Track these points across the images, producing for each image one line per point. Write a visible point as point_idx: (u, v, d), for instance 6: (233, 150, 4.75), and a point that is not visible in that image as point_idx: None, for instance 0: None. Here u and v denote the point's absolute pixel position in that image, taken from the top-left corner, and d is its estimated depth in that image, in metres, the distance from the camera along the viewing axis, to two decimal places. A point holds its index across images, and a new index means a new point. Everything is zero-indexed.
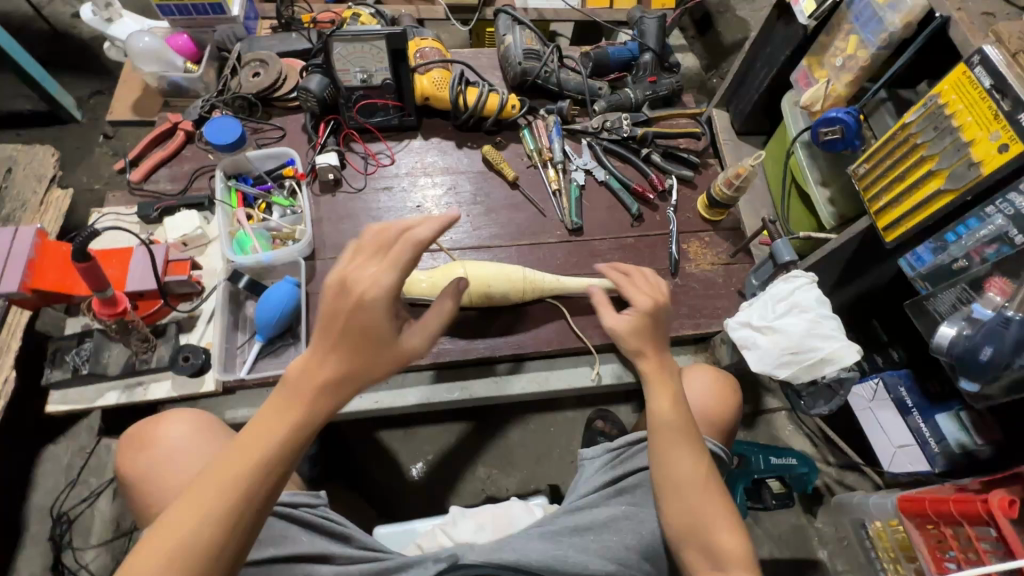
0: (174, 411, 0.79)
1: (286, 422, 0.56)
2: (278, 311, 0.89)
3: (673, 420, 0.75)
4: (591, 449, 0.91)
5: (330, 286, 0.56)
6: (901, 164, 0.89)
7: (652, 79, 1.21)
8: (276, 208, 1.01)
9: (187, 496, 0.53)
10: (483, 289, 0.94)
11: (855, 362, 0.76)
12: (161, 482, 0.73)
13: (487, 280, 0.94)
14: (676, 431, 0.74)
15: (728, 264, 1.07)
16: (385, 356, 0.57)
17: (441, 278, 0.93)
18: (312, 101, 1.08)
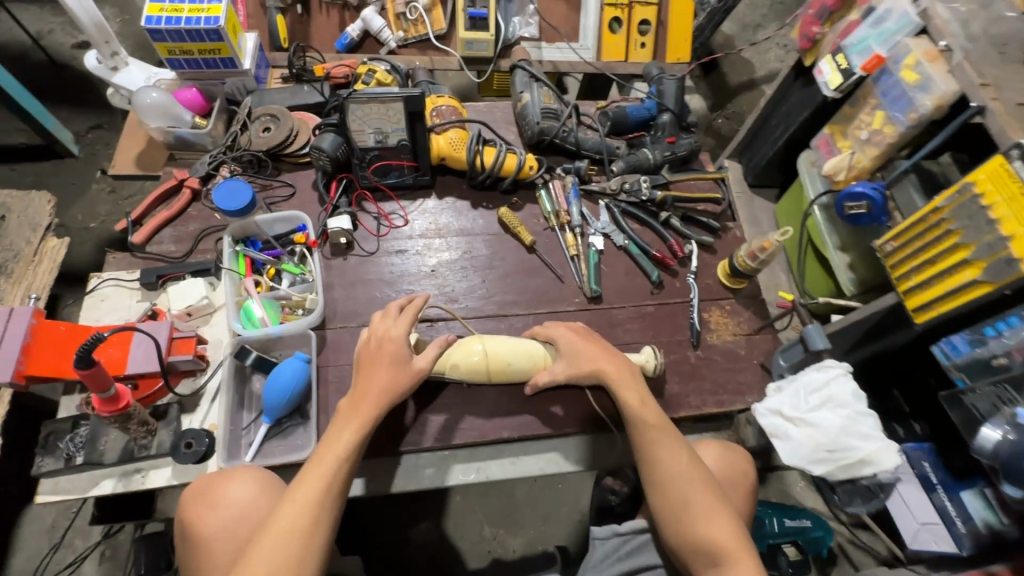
0: (238, 469, 0.78)
1: (352, 426, 0.77)
2: (286, 392, 0.84)
3: (651, 419, 0.83)
4: (601, 529, 0.90)
5: (371, 340, 0.84)
6: (933, 249, 0.87)
7: (670, 140, 1.19)
8: (287, 275, 0.98)
9: (301, 481, 0.72)
10: (504, 366, 0.90)
11: (894, 464, 0.74)
12: (228, 538, 0.74)
13: (506, 356, 0.90)
14: (656, 428, 0.82)
15: (750, 335, 1.05)
16: (404, 372, 0.82)
17: (458, 356, 0.90)
18: (325, 161, 1.04)
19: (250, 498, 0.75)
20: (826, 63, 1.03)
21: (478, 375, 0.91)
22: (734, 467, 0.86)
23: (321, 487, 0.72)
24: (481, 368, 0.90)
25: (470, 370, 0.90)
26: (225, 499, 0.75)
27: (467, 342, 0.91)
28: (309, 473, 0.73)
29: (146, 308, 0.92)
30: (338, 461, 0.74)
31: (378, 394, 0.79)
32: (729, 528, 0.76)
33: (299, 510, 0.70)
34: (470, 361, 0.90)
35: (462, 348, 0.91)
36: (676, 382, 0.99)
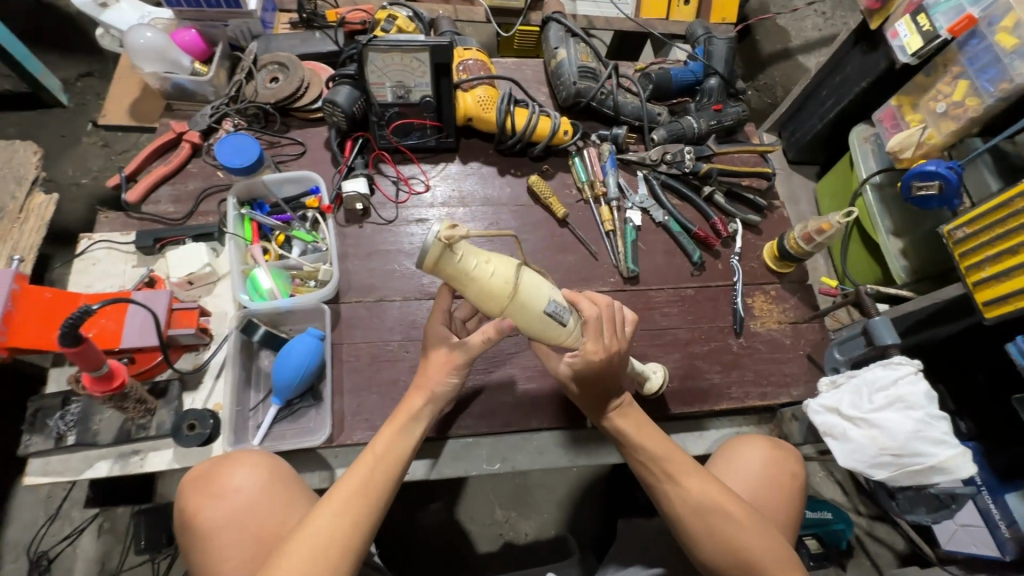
0: (240, 452, 0.70)
1: (394, 428, 0.68)
2: (298, 371, 0.77)
3: (657, 450, 0.70)
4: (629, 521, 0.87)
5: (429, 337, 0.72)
6: (1016, 236, 0.79)
7: (717, 107, 1.09)
8: (297, 243, 0.88)
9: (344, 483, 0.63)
10: (518, 328, 0.64)
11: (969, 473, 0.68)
12: (237, 530, 0.65)
13: (522, 321, 0.62)
14: (666, 455, 0.70)
15: (796, 323, 0.97)
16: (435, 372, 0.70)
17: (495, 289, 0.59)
18: (339, 116, 0.94)
19: (254, 489, 0.67)
20: (903, 25, 0.94)
21: (485, 307, 0.61)
22: (783, 468, 0.79)
23: (360, 484, 0.63)
24: (497, 308, 0.61)
25: (489, 300, 0.60)
26: (229, 488, 0.67)
27: (505, 284, 0.59)
28: (349, 475, 0.64)
29: (142, 275, 0.83)
30: (376, 461, 0.65)
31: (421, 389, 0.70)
32: (780, 557, 0.65)
33: (336, 507, 0.61)
34: (491, 296, 0.59)
35: (497, 286, 0.59)
36: (717, 371, 0.92)
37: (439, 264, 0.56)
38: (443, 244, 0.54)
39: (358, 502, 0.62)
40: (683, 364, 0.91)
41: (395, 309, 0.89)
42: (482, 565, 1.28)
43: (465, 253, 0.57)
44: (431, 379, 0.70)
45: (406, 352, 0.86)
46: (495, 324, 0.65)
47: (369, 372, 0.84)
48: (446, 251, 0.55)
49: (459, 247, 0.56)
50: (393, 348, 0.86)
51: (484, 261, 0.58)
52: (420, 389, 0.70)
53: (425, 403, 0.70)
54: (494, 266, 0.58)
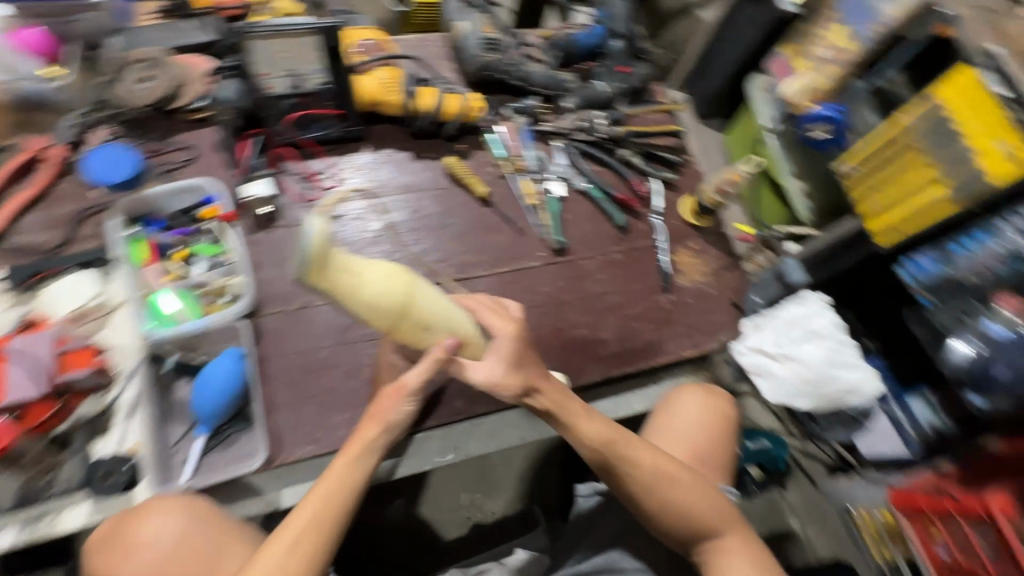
0: (157, 500, 0.65)
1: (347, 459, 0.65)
2: (220, 395, 0.73)
3: (605, 434, 0.70)
4: (584, 487, 0.92)
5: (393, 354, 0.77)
6: (898, 168, 0.85)
7: (623, 70, 1.09)
8: (201, 258, 0.81)
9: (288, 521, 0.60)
10: (409, 334, 0.65)
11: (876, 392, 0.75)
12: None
13: (418, 325, 0.63)
14: (610, 436, 0.70)
15: (718, 273, 1.02)
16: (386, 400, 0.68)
17: (386, 298, 0.58)
18: (232, 113, 0.87)
19: (173, 537, 0.63)
20: None
21: (376, 318, 0.60)
22: (716, 412, 0.84)
23: (303, 522, 0.59)
24: (390, 317, 0.61)
25: (375, 308, 0.59)
26: (144, 541, 0.62)
27: (393, 293, 0.59)
28: (294, 517, 0.60)
29: (19, 318, 0.73)
30: (327, 497, 0.62)
31: (378, 419, 0.68)
32: (727, 514, 0.70)
33: (278, 553, 0.57)
34: (382, 304, 0.59)
35: (382, 296, 0.58)
36: (652, 330, 0.95)
37: (318, 273, 0.54)
38: (322, 257, 0.52)
39: (302, 544, 0.58)
40: (618, 327, 0.94)
41: (322, 315, 0.85)
42: (454, 550, 1.29)
43: (348, 263, 0.56)
44: (384, 407, 0.68)
45: (341, 357, 0.82)
46: (443, 347, 0.65)
47: (303, 385, 0.80)
48: (325, 259, 0.53)
49: (339, 259, 0.55)
50: (326, 355, 0.82)
51: (366, 270, 0.57)
52: (373, 424, 0.67)
53: (377, 435, 0.67)
54: (381, 274, 0.58)
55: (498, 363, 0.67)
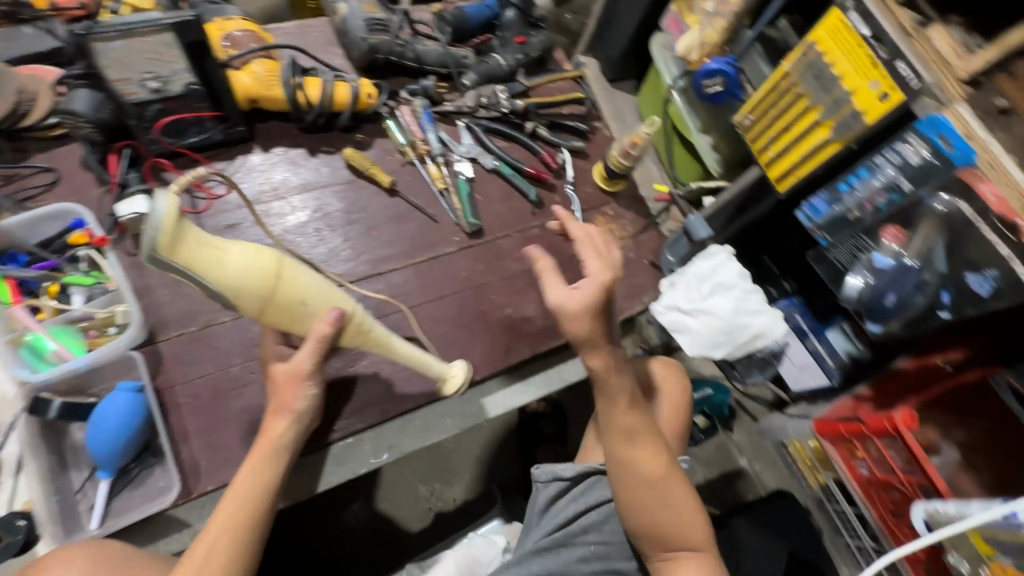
0: (59, 552, 0.59)
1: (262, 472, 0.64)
2: (117, 434, 0.67)
3: (628, 422, 0.70)
4: (541, 473, 0.82)
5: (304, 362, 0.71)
6: (787, 115, 0.87)
7: (520, 40, 1.07)
8: (76, 290, 0.74)
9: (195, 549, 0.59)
10: (286, 318, 0.63)
11: (780, 334, 0.80)
12: None
13: (297, 307, 0.62)
14: (623, 418, 0.70)
15: (636, 236, 1.03)
16: (290, 388, 0.67)
17: (254, 275, 0.57)
18: (87, 126, 0.79)
19: None
20: None
21: (247, 298, 0.58)
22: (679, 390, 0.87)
23: (205, 550, 0.59)
24: (264, 296, 0.59)
25: (241, 284, 0.57)
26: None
27: (261, 269, 0.58)
28: (196, 547, 0.59)
29: None
30: (237, 509, 0.62)
31: (285, 413, 0.67)
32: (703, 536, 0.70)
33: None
34: (252, 281, 0.57)
35: (249, 273, 0.57)
36: None
37: (171, 248, 0.52)
38: (174, 224, 0.51)
39: (207, 567, 0.58)
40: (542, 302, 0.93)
41: (227, 332, 0.80)
42: (418, 543, 1.29)
43: (206, 239, 0.55)
44: (288, 395, 0.67)
45: (253, 374, 0.78)
46: (325, 321, 0.64)
47: (215, 408, 0.75)
48: (179, 230, 0.52)
49: (193, 233, 0.54)
50: (236, 373, 0.78)
51: (228, 246, 0.56)
52: (280, 415, 0.67)
53: (287, 431, 0.67)
54: (246, 249, 0.57)
55: (581, 291, 0.66)
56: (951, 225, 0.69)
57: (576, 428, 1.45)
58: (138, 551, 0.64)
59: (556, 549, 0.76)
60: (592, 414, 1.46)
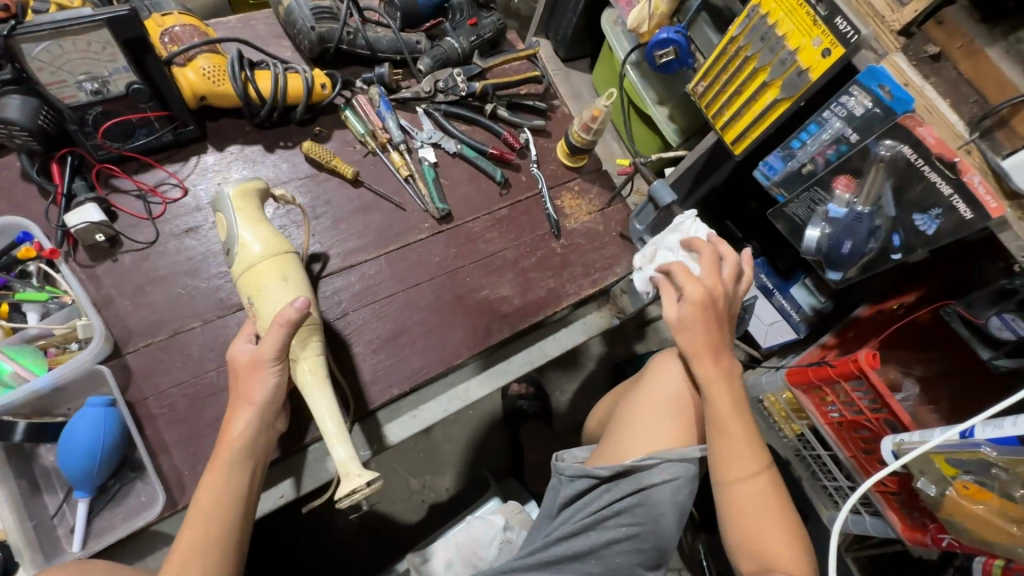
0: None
1: (223, 476, 0.61)
2: (92, 451, 0.65)
3: (731, 424, 0.68)
4: (568, 468, 0.80)
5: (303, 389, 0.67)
6: (738, 79, 0.90)
7: (472, 22, 1.06)
8: (30, 306, 0.71)
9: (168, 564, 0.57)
10: (252, 291, 0.71)
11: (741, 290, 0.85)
12: None
13: (266, 280, 0.70)
14: (723, 417, 0.68)
15: (603, 209, 1.05)
16: (258, 383, 0.65)
17: (267, 241, 0.72)
18: (25, 136, 0.74)
19: None
20: None
21: (246, 249, 0.71)
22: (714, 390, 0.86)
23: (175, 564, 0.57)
24: (257, 255, 0.71)
25: (258, 238, 0.72)
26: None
27: (272, 242, 0.73)
28: (179, 542, 0.58)
29: None
30: (206, 516, 0.60)
31: (246, 407, 0.64)
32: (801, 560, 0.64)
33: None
34: (261, 240, 0.72)
35: (262, 240, 0.72)
36: (550, 277, 0.96)
37: (238, 199, 0.73)
38: (251, 188, 0.74)
39: (189, 566, 0.57)
40: (517, 281, 0.94)
41: (199, 337, 0.77)
42: (415, 535, 1.29)
43: (258, 217, 0.74)
44: (249, 385, 0.64)
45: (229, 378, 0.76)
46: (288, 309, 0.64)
47: (192, 417, 0.73)
48: (245, 195, 0.73)
49: (251, 206, 0.74)
50: (212, 378, 0.76)
51: (266, 225, 0.74)
52: (240, 407, 0.64)
53: (246, 426, 0.63)
54: (276, 233, 0.74)
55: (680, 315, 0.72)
56: (896, 170, 0.74)
57: (560, 407, 1.47)
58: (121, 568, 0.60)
59: (583, 533, 0.76)
60: (575, 392, 1.49)
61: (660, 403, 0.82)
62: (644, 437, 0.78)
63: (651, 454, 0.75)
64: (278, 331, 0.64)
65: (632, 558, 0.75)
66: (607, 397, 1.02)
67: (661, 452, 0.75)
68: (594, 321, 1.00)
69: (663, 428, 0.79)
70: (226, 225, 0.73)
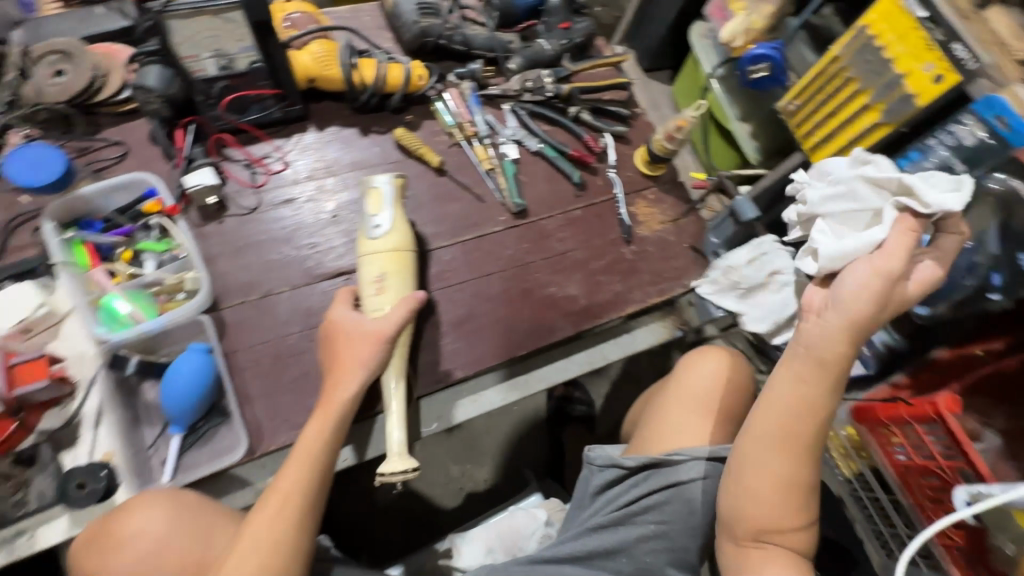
0: (136, 500, 0.63)
1: (330, 421, 0.68)
2: (189, 392, 0.70)
3: (801, 408, 0.59)
4: (598, 457, 0.83)
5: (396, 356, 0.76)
6: (835, 99, 0.88)
7: (564, 25, 1.08)
8: (149, 256, 0.78)
9: (275, 487, 0.64)
10: (386, 268, 0.77)
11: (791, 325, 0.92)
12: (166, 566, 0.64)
13: (396, 267, 0.77)
14: (799, 399, 0.59)
15: (676, 220, 1.04)
16: (360, 344, 0.72)
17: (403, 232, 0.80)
18: (157, 102, 0.83)
19: (154, 530, 0.62)
20: None
21: (388, 238, 0.78)
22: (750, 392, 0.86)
23: (287, 491, 0.64)
24: (397, 245, 0.78)
25: (404, 230, 0.80)
26: (129, 537, 0.62)
27: (405, 236, 0.80)
28: (280, 478, 0.65)
29: None
30: (309, 456, 0.66)
31: (351, 373, 0.70)
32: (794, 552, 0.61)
33: (268, 511, 0.63)
34: (404, 234, 0.80)
35: (401, 230, 0.79)
36: (618, 281, 0.97)
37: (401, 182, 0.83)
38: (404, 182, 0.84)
39: (292, 497, 0.64)
40: (584, 282, 0.95)
41: (286, 301, 0.83)
42: (450, 521, 1.32)
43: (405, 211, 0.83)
44: (359, 351, 0.71)
45: (310, 342, 0.81)
46: (415, 296, 0.76)
47: (275, 374, 0.78)
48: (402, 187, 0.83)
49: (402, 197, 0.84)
50: (295, 340, 0.81)
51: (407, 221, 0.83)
52: (338, 365, 0.71)
53: (352, 391, 0.70)
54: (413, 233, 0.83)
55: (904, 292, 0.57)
56: (1004, 206, 0.70)
57: (604, 415, 1.46)
58: (205, 497, 0.66)
59: (613, 527, 0.78)
60: (619, 402, 1.48)
61: (685, 402, 0.83)
62: (668, 432, 0.81)
63: (680, 451, 0.77)
64: (404, 307, 0.75)
65: (662, 557, 0.78)
66: (634, 406, 1.03)
67: (688, 450, 0.77)
68: (656, 329, 1.00)
69: (690, 426, 0.81)
70: (381, 204, 0.80)
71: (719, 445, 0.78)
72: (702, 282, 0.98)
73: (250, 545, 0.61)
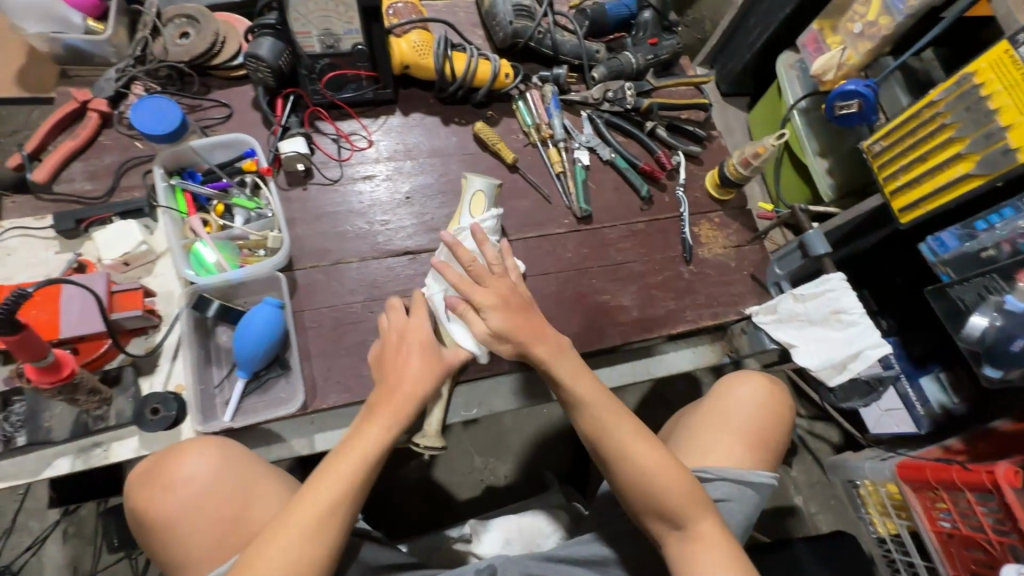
0: (195, 441, 0.68)
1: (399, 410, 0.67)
2: (261, 343, 0.75)
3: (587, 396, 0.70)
4: None
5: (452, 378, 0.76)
6: (926, 145, 0.85)
7: (653, 41, 1.10)
8: (240, 211, 0.84)
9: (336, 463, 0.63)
10: None
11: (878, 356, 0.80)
12: (203, 517, 0.65)
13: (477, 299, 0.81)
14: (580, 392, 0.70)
15: (739, 247, 1.03)
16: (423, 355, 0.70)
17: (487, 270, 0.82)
18: (266, 72, 0.88)
19: (207, 472, 0.66)
20: None
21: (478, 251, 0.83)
22: (768, 408, 0.84)
23: (350, 474, 0.63)
24: None
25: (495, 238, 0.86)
26: (181, 477, 0.66)
27: None
28: (325, 474, 0.62)
29: (70, 261, 0.78)
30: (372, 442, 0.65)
31: (411, 382, 0.69)
32: (693, 499, 0.66)
33: (329, 492, 0.61)
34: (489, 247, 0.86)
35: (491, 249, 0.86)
36: (672, 299, 0.97)
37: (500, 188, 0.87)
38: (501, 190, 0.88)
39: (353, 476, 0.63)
40: (638, 295, 0.96)
41: (353, 272, 0.87)
42: (465, 509, 1.34)
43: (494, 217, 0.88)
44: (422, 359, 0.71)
45: (371, 312, 0.85)
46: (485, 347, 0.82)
47: (335, 337, 0.83)
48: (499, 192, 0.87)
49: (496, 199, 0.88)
50: (356, 309, 0.85)
51: None
52: (406, 367, 0.70)
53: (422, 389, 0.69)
54: None
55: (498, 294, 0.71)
56: None
57: None
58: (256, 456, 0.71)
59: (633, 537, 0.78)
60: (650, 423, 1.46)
61: (718, 422, 0.82)
62: (698, 451, 0.80)
63: (708, 470, 0.77)
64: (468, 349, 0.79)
65: None
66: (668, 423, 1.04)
67: (716, 469, 0.77)
68: (704, 353, 1.00)
69: (718, 445, 0.80)
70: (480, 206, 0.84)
71: (751, 471, 0.78)
72: (758, 310, 0.94)
73: (301, 519, 0.59)
